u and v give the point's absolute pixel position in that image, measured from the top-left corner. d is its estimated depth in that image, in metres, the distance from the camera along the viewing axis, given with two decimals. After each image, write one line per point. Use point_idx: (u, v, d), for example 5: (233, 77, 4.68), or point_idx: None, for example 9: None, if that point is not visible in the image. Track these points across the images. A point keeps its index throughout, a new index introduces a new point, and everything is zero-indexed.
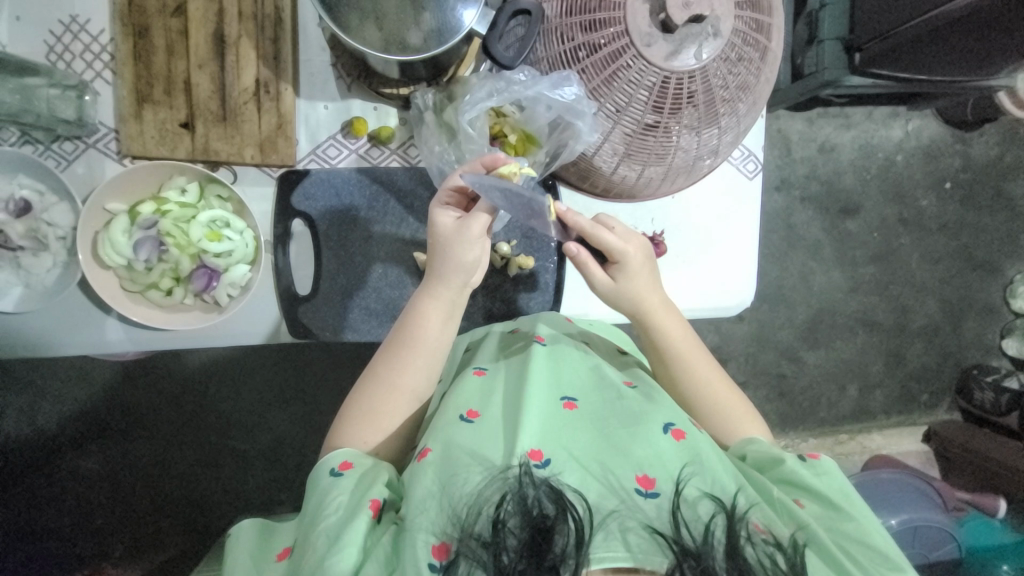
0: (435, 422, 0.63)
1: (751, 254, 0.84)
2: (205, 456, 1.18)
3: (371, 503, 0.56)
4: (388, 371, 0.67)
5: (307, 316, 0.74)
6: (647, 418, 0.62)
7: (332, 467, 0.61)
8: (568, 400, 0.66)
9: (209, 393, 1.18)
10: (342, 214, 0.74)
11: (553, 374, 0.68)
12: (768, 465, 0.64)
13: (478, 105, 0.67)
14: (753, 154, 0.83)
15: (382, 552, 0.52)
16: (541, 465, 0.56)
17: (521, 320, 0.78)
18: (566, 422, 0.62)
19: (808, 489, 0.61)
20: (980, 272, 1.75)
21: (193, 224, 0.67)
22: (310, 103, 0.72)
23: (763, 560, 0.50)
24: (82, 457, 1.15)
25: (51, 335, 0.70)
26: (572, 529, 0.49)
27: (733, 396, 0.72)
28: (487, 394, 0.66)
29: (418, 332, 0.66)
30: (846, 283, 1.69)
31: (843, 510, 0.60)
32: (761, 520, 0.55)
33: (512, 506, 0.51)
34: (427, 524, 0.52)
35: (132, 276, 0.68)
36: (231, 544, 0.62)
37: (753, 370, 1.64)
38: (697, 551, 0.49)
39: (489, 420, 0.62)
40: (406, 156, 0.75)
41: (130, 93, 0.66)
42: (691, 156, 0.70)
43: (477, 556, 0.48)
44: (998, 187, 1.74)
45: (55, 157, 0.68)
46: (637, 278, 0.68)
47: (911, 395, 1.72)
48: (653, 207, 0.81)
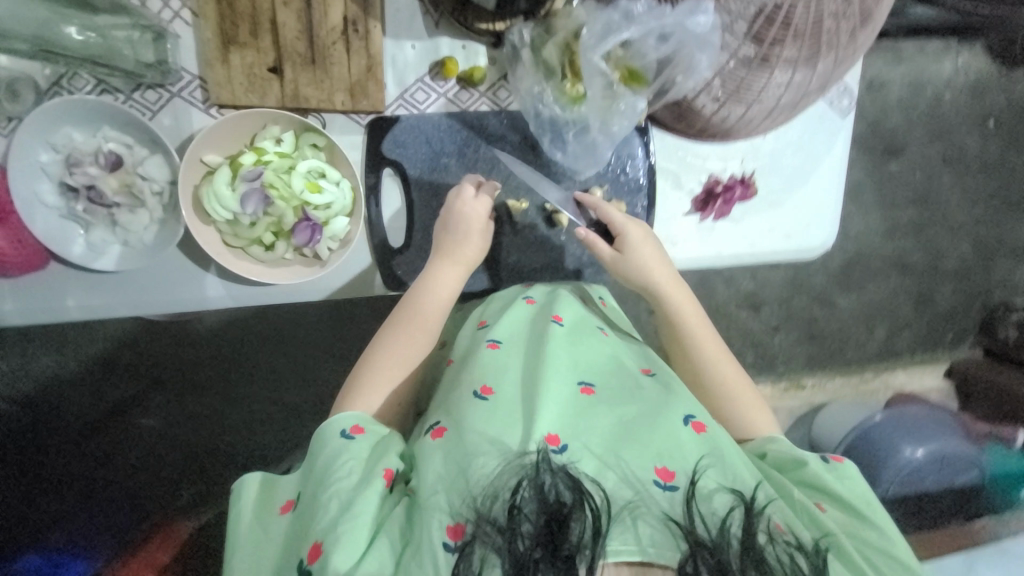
0: (450, 397, 0.60)
1: (836, 196, 0.83)
2: (245, 420, 1.04)
3: (383, 472, 0.53)
4: (381, 354, 0.65)
5: (403, 267, 0.74)
6: (669, 407, 0.59)
7: (343, 429, 0.57)
8: (585, 385, 0.62)
9: (210, 361, 1.02)
10: (433, 163, 0.72)
11: (572, 355, 0.65)
12: (788, 467, 0.62)
13: (598, 41, 0.61)
14: (849, 88, 0.79)
15: (395, 522, 0.50)
16: (558, 450, 0.53)
17: (541, 292, 0.74)
18: (588, 406, 0.58)
19: (832, 494, 0.59)
20: (1013, 212, 1.75)
21: (293, 175, 0.64)
22: (396, 42, 0.68)
23: (779, 558, 0.48)
24: (108, 432, 1.00)
25: (154, 292, 0.70)
26: (589, 518, 0.46)
27: (741, 385, 0.71)
28: (502, 368, 0.62)
29: (419, 306, 0.67)
30: (883, 226, 1.68)
31: (866, 518, 0.57)
32: (781, 518, 0.53)
33: (528, 491, 0.47)
34: (439, 503, 0.49)
35: (234, 232, 0.66)
36: (235, 500, 0.58)
37: (786, 314, 1.66)
38: (713, 544, 0.47)
39: (502, 398, 0.58)
40: (496, 99, 0.72)
41: (215, 35, 0.62)
42: (800, 92, 0.68)
43: (492, 542, 0.45)
44: None
45: (139, 107, 0.65)
46: (642, 250, 0.72)
47: (936, 335, 1.77)
48: (744, 148, 0.79)
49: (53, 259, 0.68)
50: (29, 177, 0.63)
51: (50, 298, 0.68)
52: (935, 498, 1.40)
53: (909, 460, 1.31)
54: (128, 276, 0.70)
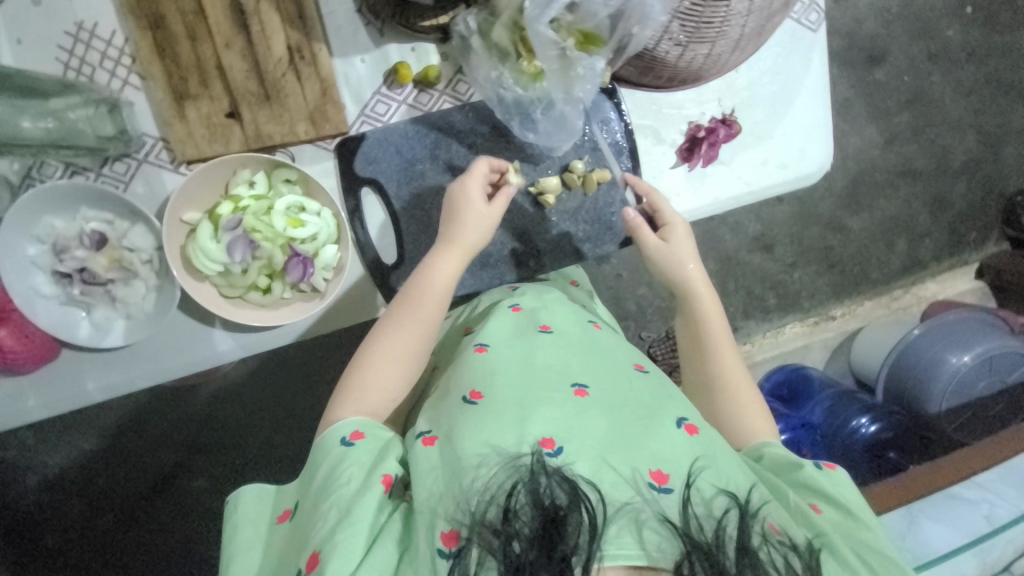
0: (439, 405, 0.58)
1: (825, 115, 0.80)
2: (278, 471, 1.03)
3: (383, 478, 0.53)
4: (377, 371, 0.61)
5: (402, 282, 0.73)
6: (664, 407, 0.58)
7: (343, 436, 0.56)
8: (579, 387, 0.59)
9: (236, 415, 1.01)
10: (408, 172, 0.71)
11: (562, 358, 0.62)
12: (784, 469, 0.60)
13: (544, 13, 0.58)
14: (814, 2, 0.76)
15: (393, 534, 0.50)
16: (552, 454, 0.50)
17: (524, 295, 0.73)
18: (582, 404, 0.56)
19: (827, 496, 0.58)
20: (1012, 94, 1.68)
21: (273, 214, 0.64)
22: (346, 60, 0.67)
23: (772, 556, 0.47)
24: (149, 508, 1.00)
25: (165, 358, 0.71)
26: (586, 521, 0.45)
27: (747, 388, 0.68)
28: (489, 371, 0.59)
29: (427, 285, 0.64)
30: (881, 138, 1.62)
31: (860, 519, 0.57)
32: (776, 519, 0.52)
33: (524, 497, 0.46)
34: (432, 511, 0.48)
35: (229, 282, 0.66)
36: (232, 510, 0.58)
37: (800, 249, 1.61)
38: (709, 548, 0.45)
39: (492, 401, 0.55)
40: (456, 94, 0.71)
41: (167, 93, 0.62)
42: (764, 15, 0.65)
43: (488, 544, 0.45)
44: None
45: (111, 181, 0.65)
46: (682, 244, 0.72)
47: (959, 236, 1.71)
48: (718, 87, 0.76)
49: (63, 346, 0.68)
50: (20, 273, 0.64)
51: (70, 384, 0.69)
52: (990, 403, 1.32)
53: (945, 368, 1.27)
54: (139, 348, 0.70)
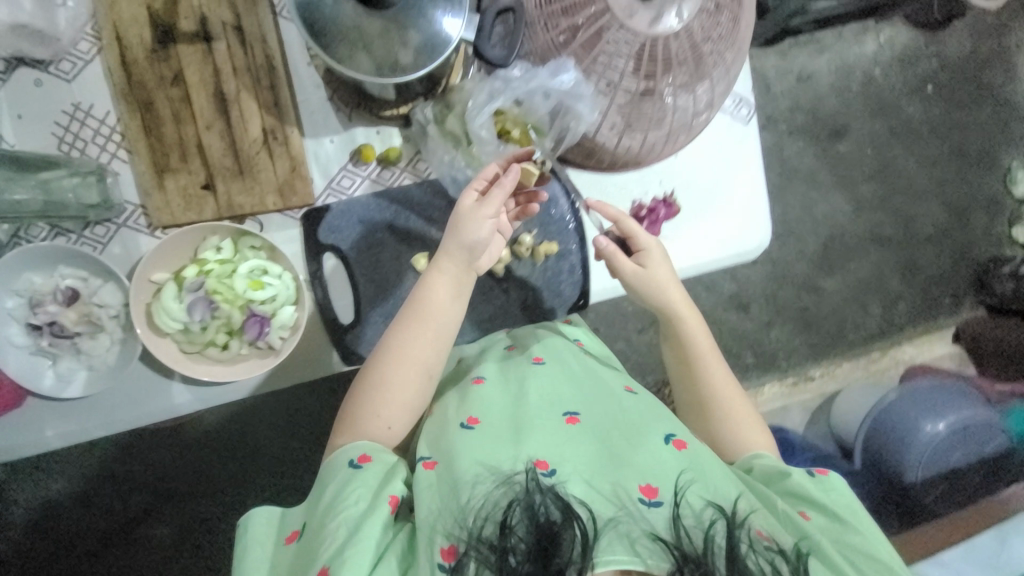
0: (439, 433, 0.66)
1: (761, 196, 0.87)
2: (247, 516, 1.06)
3: (389, 498, 0.59)
4: (379, 405, 0.67)
5: (356, 342, 0.77)
6: (646, 428, 0.65)
7: (351, 458, 0.63)
8: (569, 414, 0.66)
9: (227, 456, 1.05)
10: (368, 240, 0.77)
11: (554, 387, 0.70)
12: (774, 479, 0.67)
13: (483, 109, 0.69)
14: (744, 99, 0.85)
15: (397, 550, 0.56)
16: (547, 474, 0.58)
17: (514, 336, 0.80)
18: (570, 434, 0.63)
19: (813, 502, 0.64)
20: (975, 167, 1.77)
21: (235, 277, 0.69)
22: (316, 140, 0.74)
23: (759, 560, 0.52)
24: (121, 545, 1.04)
25: (122, 409, 0.73)
26: (578, 534, 0.51)
27: (738, 404, 0.74)
28: (487, 402, 0.68)
29: (430, 306, 0.68)
30: (849, 205, 1.70)
31: (846, 522, 0.62)
32: (764, 526, 0.56)
33: (520, 512, 0.52)
34: (436, 528, 0.54)
35: (189, 339, 0.70)
36: (244, 531, 0.63)
37: (776, 308, 1.65)
38: (697, 557, 0.51)
39: (488, 426, 0.64)
40: (416, 171, 0.77)
41: (149, 167, 0.69)
42: (689, 113, 0.72)
43: (485, 558, 0.51)
44: (979, 80, 1.76)
45: (90, 242, 0.71)
46: (659, 269, 0.74)
47: (933, 300, 1.75)
48: (659, 170, 0.83)
49: (29, 394, 0.72)
50: None
51: (30, 431, 0.72)
52: (967, 471, 1.35)
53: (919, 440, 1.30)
54: (98, 399, 0.73)
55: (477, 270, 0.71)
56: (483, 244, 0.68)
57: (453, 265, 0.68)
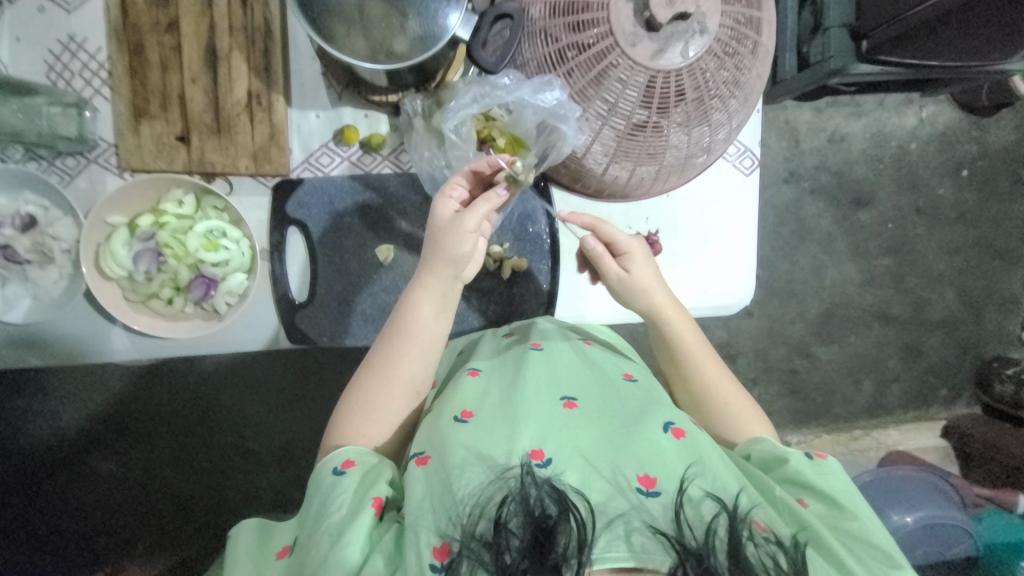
0: (433, 425, 0.63)
1: (750, 252, 0.83)
2: (218, 457, 1.14)
3: (373, 501, 0.56)
4: (363, 418, 0.66)
5: (305, 321, 0.75)
6: (647, 418, 0.62)
7: (336, 465, 0.61)
8: (568, 399, 0.65)
9: (213, 403, 1.13)
10: (336, 221, 0.75)
11: (549, 376, 0.67)
12: (771, 464, 0.65)
13: (461, 112, 0.67)
14: (749, 150, 0.81)
15: (384, 549, 0.53)
16: (542, 465, 0.56)
17: (517, 326, 0.78)
18: (568, 421, 0.61)
19: (814, 489, 0.61)
20: (997, 261, 1.70)
21: (190, 235, 0.68)
22: (301, 112, 0.73)
23: (762, 559, 0.49)
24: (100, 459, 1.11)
25: (59, 346, 0.72)
26: (575, 528, 0.49)
27: (735, 390, 0.73)
28: (482, 395, 0.66)
29: (413, 322, 0.67)
30: (858, 276, 1.65)
31: (845, 509, 0.60)
32: (763, 518, 0.55)
33: (514, 505, 0.50)
34: (429, 526, 0.52)
35: (133, 288, 0.69)
36: (231, 545, 0.63)
37: (763, 366, 1.61)
38: (700, 551, 0.48)
39: (483, 420, 0.62)
40: (397, 162, 0.76)
41: (128, 109, 0.68)
42: (683, 155, 0.69)
43: (478, 557, 0.48)
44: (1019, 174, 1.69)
45: (59, 173, 0.70)
46: (644, 269, 0.72)
47: (930, 389, 1.68)
48: (648, 207, 0.80)
49: None
50: None
51: None
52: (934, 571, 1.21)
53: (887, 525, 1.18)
54: (36, 331, 0.72)
55: (461, 282, 0.69)
56: (466, 257, 0.66)
57: (438, 278, 0.66)
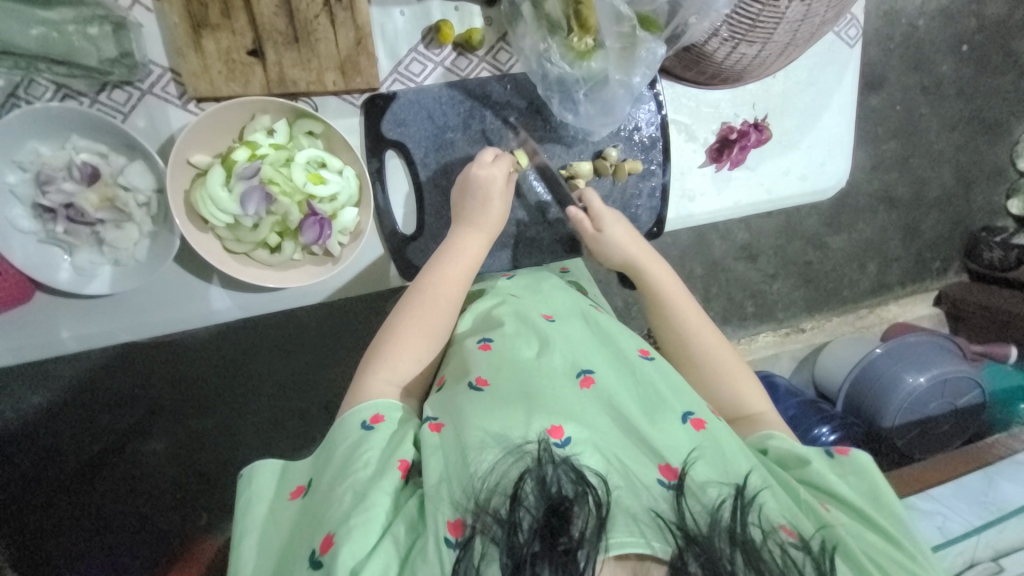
0: (446, 391, 0.56)
1: (849, 132, 0.81)
2: None
3: (399, 463, 0.49)
4: (375, 366, 0.58)
5: (418, 255, 0.70)
6: (669, 400, 0.55)
7: (363, 421, 0.53)
8: (585, 374, 0.57)
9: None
10: (436, 139, 0.68)
11: (571, 348, 0.60)
12: (790, 464, 0.55)
13: None
14: (854, 18, 0.77)
15: (407, 515, 0.46)
16: (561, 444, 0.49)
17: (525, 284, 0.69)
18: (582, 399, 0.54)
19: (839, 497, 0.52)
20: (989, 134, 1.66)
21: (293, 167, 0.59)
22: (384, 10, 0.62)
23: (769, 552, 0.44)
24: None
25: (153, 311, 0.66)
26: (592, 511, 0.43)
27: (733, 363, 0.65)
28: (501, 362, 0.57)
29: (427, 281, 0.62)
30: (867, 163, 1.57)
31: (875, 522, 0.51)
32: (784, 517, 0.49)
33: (531, 484, 0.44)
34: (442, 497, 0.45)
35: (236, 236, 0.61)
36: (245, 485, 0.54)
37: (781, 262, 1.55)
38: (705, 540, 0.43)
39: (499, 387, 0.54)
40: (496, 63, 0.67)
41: (183, 19, 0.56)
42: (816, 23, 0.64)
43: (492, 532, 0.43)
44: (1006, 48, 1.61)
45: (109, 110, 0.59)
46: (614, 228, 0.68)
47: (925, 264, 1.70)
48: (754, 91, 0.76)
49: (39, 288, 0.62)
50: None
51: (45, 329, 0.64)
52: (935, 423, 1.23)
53: (901, 392, 1.18)
54: (127, 298, 0.65)
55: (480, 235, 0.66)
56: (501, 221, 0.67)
57: (460, 234, 0.64)
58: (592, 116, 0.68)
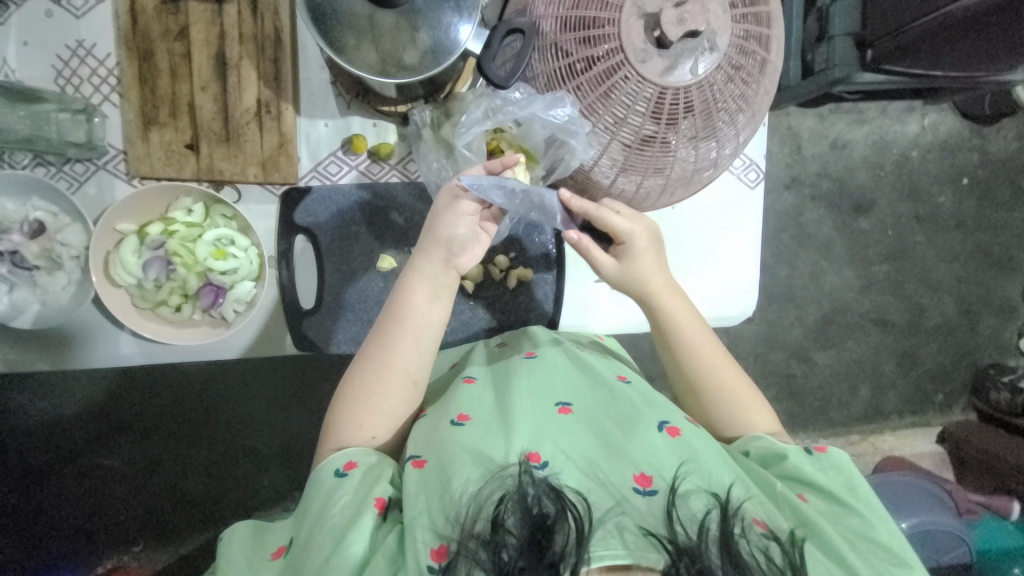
0: (428, 432, 0.61)
1: (753, 264, 0.84)
2: (214, 455, 1.07)
3: (376, 501, 0.55)
4: (355, 414, 0.64)
5: (312, 329, 0.75)
6: (642, 418, 0.60)
7: (337, 467, 0.59)
8: (563, 405, 0.63)
9: (220, 397, 1.06)
10: (342, 229, 0.75)
11: (545, 378, 0.66)
12: (770, 461, 0.62)
13: (474, 127, 0.68)
14: (754, 163, 0.82)
15: (385, 551, 0.51)
16: (540, 466, 0.54)
17: (505, 338, 0.75)
18: (562, 425, 0.60)
19: (812, 484, 0.59)
20: (994, 270, 1.50)
21: (198, 243, 0.69)
22: (310, 121, 0.73)
23: (752, 556, 0.46)
24: (87, 462, 1.04)
25: (64, 350, 0.72)
26: (573, 527, 0.46)
27: (724, 361, 0.70)
28: (479, 398, 0.64)
29: (406, 311, 0.64)
30: (856, 282, 1.44)
31: (847, 505, 0.57)
32: (759, 514, 0.52)
33: (512, 503, 0.48)
34: (424, 526, 0.50)
35: (140, 294, 0.70)
36: (224, 548, 0.60)
37: (761, 370, 1.40)
38: (692, 547, 0.45)
39: (480, 421, 0.60)
40: (406, 171, 0.77)
41: (137, 117, 0.68)
42: (690, 167, 0.67)
43: (475, 556, 0.45)
44: (1016, 183, 1.48)
45: (68, 179, 0.71)
46: (641, 259, 0.67)
47: (924, 393, 1.48)
48: (653, 218, 0.81)
49: None
50: None
51: None
52: None
53: None
54: (46, 335, 0.72)
55: (456, 269, 0.66)
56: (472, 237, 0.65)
57: (434, 265, 0.65)
58: (487, 185, 0.61)
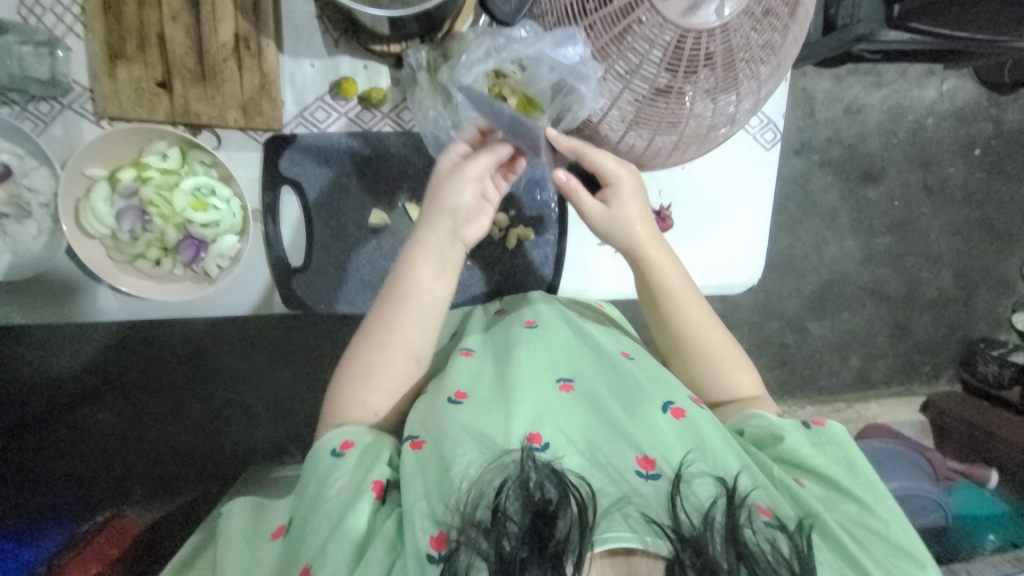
0: (425, 409, 0.59)
1: (762, 230, 0.80)
2: (208, 411, 1.06)
3: (372, 484, 0.54)
4: (354, 390, 0.62)
5: (302, 288, 0.72)
6: (646, 397, 0.59)
7: (333, 447, 0.57)
8: (564, 381, 0.61)
9: (210, 356, 1.04)
10: (330, 181, 0.71)
11: (546, 354, 0.63)
12: (766, 443, 0.62)
13: (475, 66, 0.61)
14: (771, 122, 0.77)
15: (385, 536, 0.50)
16: (541, 449, 0.53)
17: (503, 306, 0.72)
18: (563, 405, 0.58)
19: (810, 467, 0.59)
20: (996, 244, 1.47)
21: (176, 192, 0.65)
22: (295, 60, 0.67)
23: (758, 546, 0.46)
24: (77, 416, 1.02)
25: (41, 305, 0.69)
26: (575, 514, 0.45)
27: (712, 324, 0.68)
28: (477, 376, 0.62)
29: (406, 285, 0.61)
30: (857, 252, 1.41)
31: (846, 491, 0.56)
32: (765, 503, 0.51)
33: (513, 491, 0.47)
34: (423, 512, 0.49)
35: (116, 247, 0.66)
36: (223, 525, 0.60)
37: (755, 339, 1.39)
38: (695, 539, 0.45)
39: (479, 399, 0.58)
40: (399, 120, 0.71)
41: (102, 49, 0.62)
42: (706, 124, 0.62)
43: (477, 545, 0.44)
44: None
45: (32, 119, 0.65)
46: (626, 203, 0.64)
47: (913, 365, 1.49)
48: (662, 179, 0.77)
49: None
50: None
51: None
52: None
53: None
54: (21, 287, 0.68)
55: (462, 244, 0.63)
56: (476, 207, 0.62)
57: (439, 235, 0.62)
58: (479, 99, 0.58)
